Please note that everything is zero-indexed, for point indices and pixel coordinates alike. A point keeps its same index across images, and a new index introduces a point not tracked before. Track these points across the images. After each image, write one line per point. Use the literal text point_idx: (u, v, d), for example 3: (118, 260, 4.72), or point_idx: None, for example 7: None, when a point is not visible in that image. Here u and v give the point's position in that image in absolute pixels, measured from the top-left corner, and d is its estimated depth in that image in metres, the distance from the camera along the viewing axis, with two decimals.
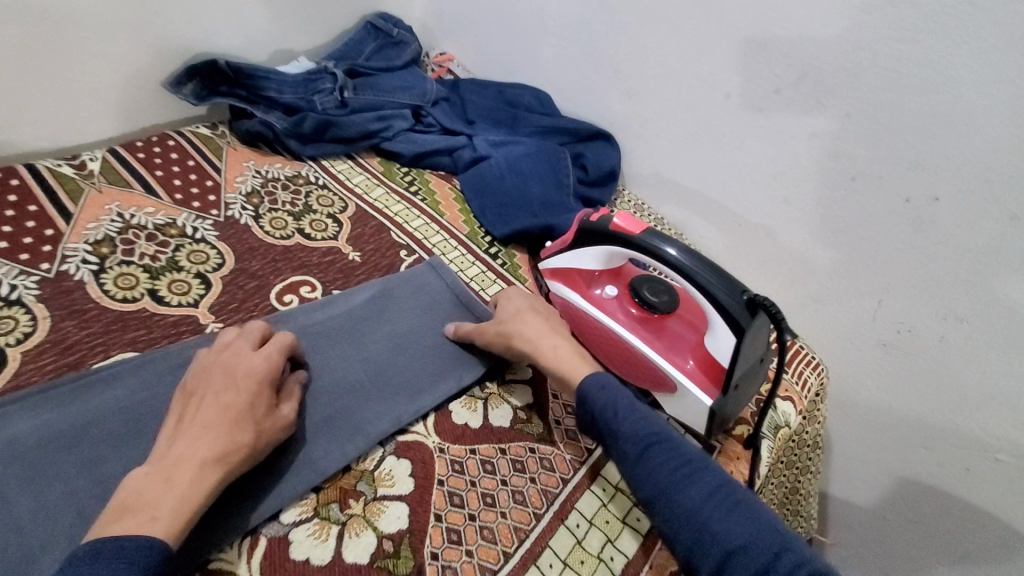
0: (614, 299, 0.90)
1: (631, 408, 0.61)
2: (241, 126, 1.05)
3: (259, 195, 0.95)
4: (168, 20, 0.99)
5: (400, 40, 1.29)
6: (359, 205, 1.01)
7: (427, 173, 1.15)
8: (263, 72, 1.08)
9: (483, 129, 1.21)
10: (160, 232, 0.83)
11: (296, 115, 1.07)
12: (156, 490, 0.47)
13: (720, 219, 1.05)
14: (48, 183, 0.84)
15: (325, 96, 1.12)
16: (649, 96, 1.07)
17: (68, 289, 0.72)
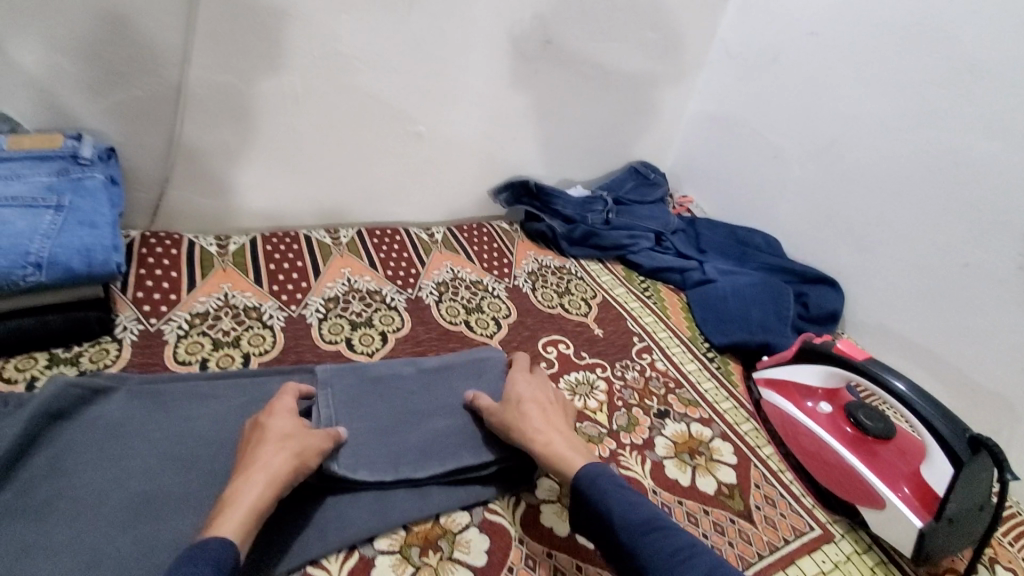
0: (827, 415, 0.80)
1: (620, 488, 0.66)
2: (531, 227, 1.29)
3: (448, 286, 1.09)
4: (508, 149, 1.31)
5: (655, 182, 1.46)
6: (606, 297, 1.14)
7: (660, 285, 1.25)
8: (557, 191, 1.32)
9: (712, 258, 1.29)
10: (368, 298, 1.03)
11: (572, 224, 1.28)
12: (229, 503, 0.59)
13: (948, 379, 1.00)
14: (314, 248, 1.11)
15: (596, 215, 1.32)
16: (904, 246, 1.05)
17: (300, 325, 0.96)
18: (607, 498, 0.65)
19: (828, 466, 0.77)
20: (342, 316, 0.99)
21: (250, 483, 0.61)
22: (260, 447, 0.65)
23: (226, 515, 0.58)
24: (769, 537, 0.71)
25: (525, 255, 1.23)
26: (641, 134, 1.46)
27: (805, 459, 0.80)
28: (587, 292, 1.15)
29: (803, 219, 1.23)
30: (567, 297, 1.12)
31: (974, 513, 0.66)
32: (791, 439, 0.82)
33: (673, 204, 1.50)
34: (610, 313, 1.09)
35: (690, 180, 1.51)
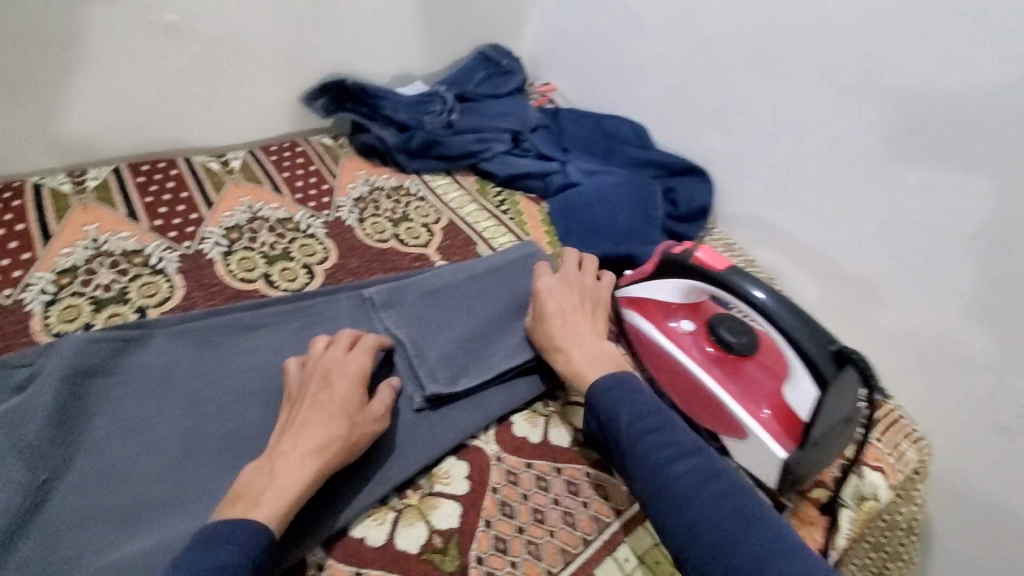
0: (688, 334, 0.73)
1: (632, 394, 0.65)
2: (358, 140, 1.03)
3: (244, 229, 0.85)
4: (311, 37, 1.00)
5: (508, 70, 1.20)
6: (453, 217, 0.96)
7: (519, 196, 1.05)
8: (383, 90, 1.05)
9: (577, 158, 1.09)
10: (123, 263, 0.77)
11: (407, 131, 1.03)
12: (262, 481, 0.53)
13: (816, 265, 0.94)
14: (43, 201, 0.81)
15: (435, 117, 1.06)
16: (773, 121, 0.93)
17: (16, 317, 0.69)
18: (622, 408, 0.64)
19: (691, 392, 0.71)
20: (84, 293, 0.74)
21: (302, 464, 0.54)
22: (319, 424, 0.57)
23: (270, 495, 0.52)
24: (598, 509, 0.66)
25: (352, 174, 0.99)
26: (490, 6, 1.18)
27: (667, 383, 0.74)
28: (430, 214, 0.96)
29: (674, 98, 1.06)
30: (403, 226, 0.93)
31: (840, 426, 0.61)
32: (653, 364, 0.75)
33: (532, 95, 1.27)
34: (454, 239, 0.93)
35: (552, 59, 1.27)
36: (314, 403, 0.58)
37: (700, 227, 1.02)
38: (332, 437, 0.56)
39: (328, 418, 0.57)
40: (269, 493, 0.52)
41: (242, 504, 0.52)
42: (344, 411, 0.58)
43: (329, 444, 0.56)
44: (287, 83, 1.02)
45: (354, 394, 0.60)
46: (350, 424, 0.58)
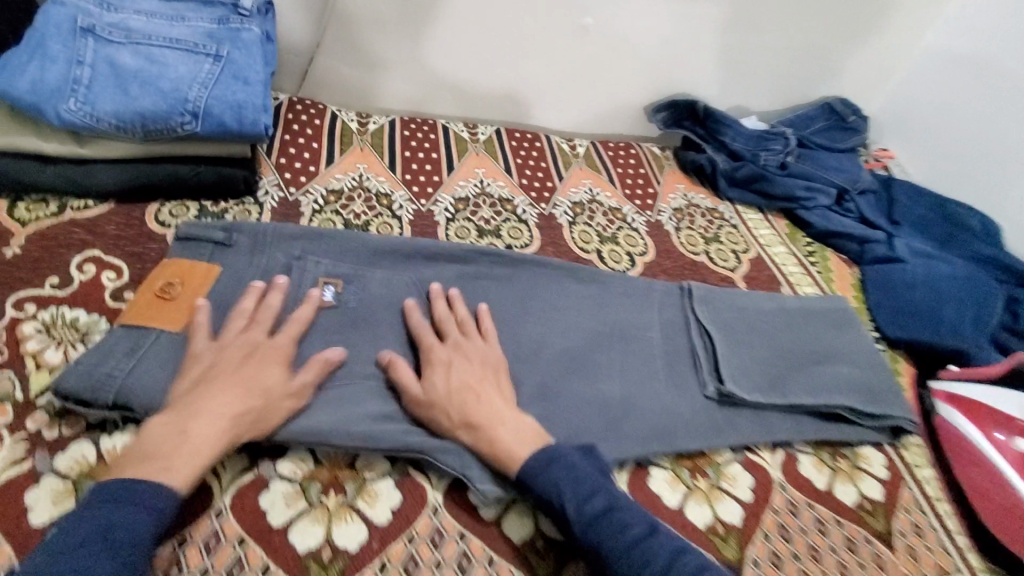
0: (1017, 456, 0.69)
1: (574, 471, 0.56)
2: (685, 157, 1.07)
3: (470, 203, 0.89)
4: (616, 42, 1.03)
5: (851, 128, 1.11)
6: (760, 253, 0.94)
7: (830, 253, 0.97)
8: (727, 119, 1.06)
9: (908, 234, 0.96)
10: (375, 201, 0.86)
11: (738, 160, 1.03)
12: (171, 442, 0.51)
13: None
14: (336, 130, 0.96)
15: (770, 154, 1.03)
16: None
17: (290, 213, 0.81)
18: (557, 475, 0.56)
19: (999, 504, 0.66)
20: (339, 213, 0.83)
21: (219, 431, 0.52)
22: (236, 393, 0.54)
23: (150, 463, 0.50)
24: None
25: (579, 180, 0.99)
26: (794, 54, 1.10)
27: (972, 490, 0.67)
28: (641, 243, 0.90)
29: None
30: (608, 245, 0.88)
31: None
32: (951, 452, 0.71)
33: (866, 156, 1.15)
34: (657, 272, 0.86)
35: (830, 118, 1.11)
36: (256, 352, 0.59)
37: None
38: (239, 409, 0.54)
39: (249, 372, 0.57)
40: (178, 460, 0.50)
41: (154, 463, 0.50)
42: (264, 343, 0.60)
43: (237, 417, 0.54)
44: (564, 79, 1.07)
45: (279, 376, 0.57)
46: (275, 376, 0.57)
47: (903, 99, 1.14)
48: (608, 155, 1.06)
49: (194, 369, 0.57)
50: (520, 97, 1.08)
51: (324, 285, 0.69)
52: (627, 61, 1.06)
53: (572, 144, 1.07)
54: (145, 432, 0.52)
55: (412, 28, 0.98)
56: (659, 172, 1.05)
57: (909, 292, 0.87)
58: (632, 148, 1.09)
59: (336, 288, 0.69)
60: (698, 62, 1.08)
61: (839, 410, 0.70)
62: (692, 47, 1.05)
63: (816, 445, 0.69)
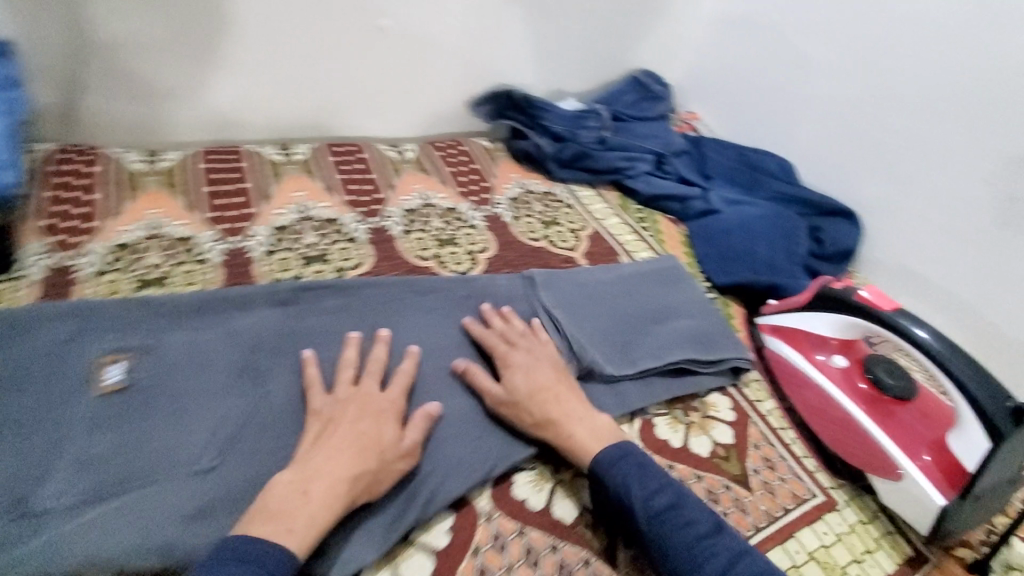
0: (839, 371, 0.70)
1: (641, 467, 0.59)
2: (514, 145, 1.08)
3: (290, 230, 0.82)
4: (422, 41, 1.01)
5: (658, 96, 1.20)
6: (597, 228, 0.97)
7: (658, 215, 1.04)
8: (546, 104, 1.08)
9: (719, 186, 1.06)
10: (175, 247, 0.76)
11: (562, 142, 1.06)
12: (290, 506, 0.50)
13: (966, 322, 0.86)
14: (118, 175, 0.83)
15: (589, 131, 1.08)
16: (960, 177, 0.84)
17: (64, 282, 0.69)
18: (619, 471, 0.59)
19: (827, 421, 0.68)
20: (131, 270, 0.72)
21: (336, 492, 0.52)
22: (352, 452, 0.54)
23: (265, 526, 0.49)
24: (736, 524, 0.62)
25: (410, 186, 0.95)
26: (594, 33, 1.15)
27: (809, 417, 0.71)
28: (481, 238, 0.89)
29: (839, 149, 1.00)
30: (447, 248, 0.85)
31: (1000, 488, 0.57)
32: (787, 385, 0.74)
33: (676, 121, 1.24)
34: (500, 266, 0.85)
35: (639, 90, 1.19)
36: (368, 404, 0.59)
37: (840, 270, 0.94)
38: (362, 470, 0.54)
39: (366, 427, 0.57)
40: (303, 518, 0.50)
41: (280, 522, 0.49)
42: (378, 427, 0.57)
43: (359, 477, 0.53)
44: (375, 86, 1.03)
45: (394, 433, 0.58)
46: (388, 435, 0.57)
47: (697, 64, 1.25)
48: (439, 156, 1.04)
49: (312, 427, 0.58)
50: (333, 111, 1.02)
51: (110, 364, 0.60)
52: (436, 59, 1.04)
53: (400, 150, 1.03)
54: (267, 492, 0.52)
55: (188, 50, 0.87)
56: (492, 164, 1.05)
57: (727, 238, 0.95)
58: (462, 145, 1.08)
59: (125, 366, 0.60)
60: (507, 52, 1.08)
61: (683, 362, 0.73)
62: (499, 36, 1.06)
63: (668, 403, 0.72)
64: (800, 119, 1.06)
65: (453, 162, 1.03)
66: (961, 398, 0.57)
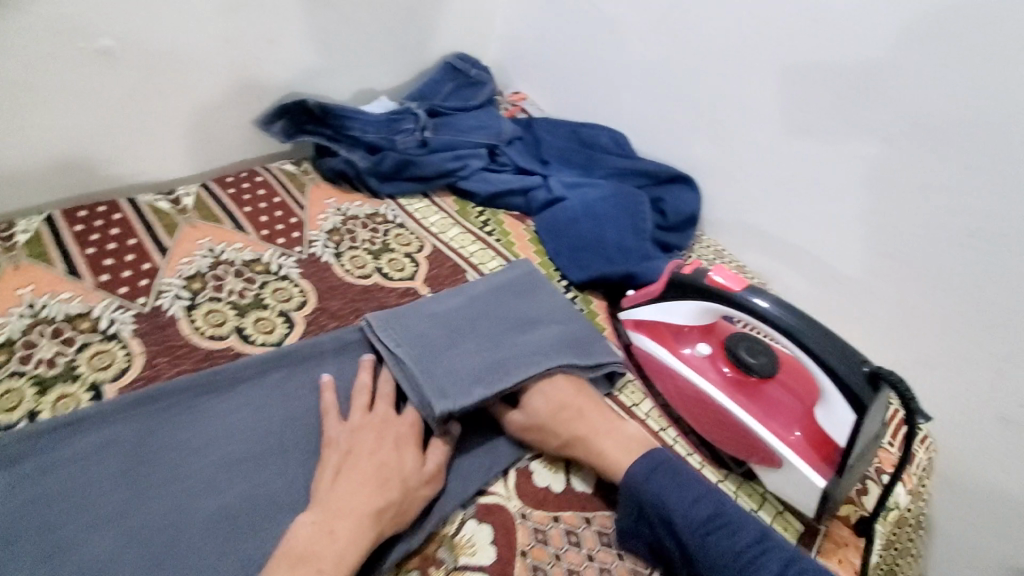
0: (705, 359, 0.66)
1: (677, 476, 0.56)
2: (323, 165, 0.91)
3: (17, 346, 0.61)
4: (167, 58, 0.80)
5: (478, 81, 1.08)
6: (436, 245, 0.85)
7: (502, 214, 0.95)
8: (349, 110, 0.92)
9: (559, 171, 0.98)
10: None
11: (377, 153, 0.91)
12: (318, 546, 0.47)
13: (808, 268, 0.87)
14: None
15: (406, 135, 0.94)
16: (778, 127, 0.84)
17: None
18: (669, 496, 0.54)
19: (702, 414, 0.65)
20: None
21: (363, 529, 0.49)
22: (373, 487, 0.51)
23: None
24: (635, 562, 0.56)
25: (192, 243, 0.76)
26: (388, 19, 1.00)
27: (686, 412, 0.66)
28: (296, 291, 0.73)
29: (665, 113, 0.96)
30: (252, 315, 0.69)
31: (869, 447, 0.57)
32: (659, 382, 0.69)
33: (503, 104, 1.15)
34: (324, 321, 0.71)
35: (455, 77, 1.07)
36: (387, 432, 0.56)
37: (688, 237, 0.92)
38: (383, 504, 0.50)
39: (384, 458, 0.54)
40: (331, 559, 0.47)
41: (305, 567, 0.46)
42: (397, 456, 0.54)
43: (384, 510, 0.50)
44: (121, 125, 0.81)
45: (415, 460, 0.55)
46: (409, 463, 0.55)
47: (511, 39, 1.15)
48: (228, 195, 0.85)
49: (331, 461, 0.54)
50: (68, 166, 0.79)
51: None
52: (195, 80, 0.84)
53: (174, 197, 0.83)
54: (293, 534, 0.49)
55: None
56: (299, 192, 0.88)
57: (575, 228, 0.88)
58: (258, 176, 0.90)
59: None
60: (287, 57, 0.91)
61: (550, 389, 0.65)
62: (271, 39, 0.87)
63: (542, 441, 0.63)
64: (621, 86, 1.01)
65: (248, 199, 0.85)
66: (822, 369, 0.55)
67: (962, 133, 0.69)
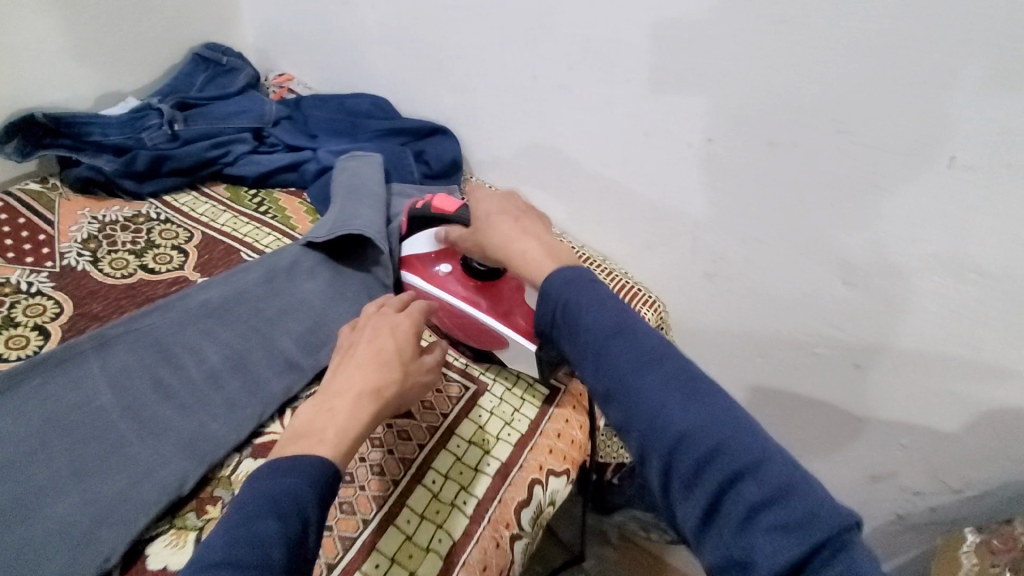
0: (448, 276, 0.76)
1: (647, 370, 0.49)
2: (67, 176, 0.89)
3: None
4: None
5: (232, 67, 1.08)
6: (207, 231, 0.87)
7: (278, 192, 0.98)
8: (84, 116, 0.90)
9: (327, 141, 1.03)
10: None
11: (124, 153, 0.90)
12: (320, 421, 0.53)
13: (556, 187, 1.01)
14: None
15: (154, 131, 0.93)
16: (499, 71, 0.94)
17: None
18: (580, 306, 0.54)
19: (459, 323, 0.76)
20: None
21: (361, 404, 0.55)
22: (375, 367, 0.58)
23: (300, 445, 0.51)
24: (404, 451, 0.64)
25: None
26: (106, 18, 0.95)
27: (445, 322, 0.78)
28: (49, 305, 0.73)
29: (412, 73, 1.04)
30: (1, 336, 0.69)
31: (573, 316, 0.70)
32: (424, 301, 0.79)
33: (269, 88, 1.16)
34: (86, 325, 0.72)
35: (207, 67, 1.06)
36: (389, 325, 0.63)
37: (456, 181, 1.02)
38: (383, 380, 0.57)
39: (386, 345, 0.60)
40: (331, 429, 0.52)
41: (307, 442, 0.52)
42: (399, 342, 0.61)
43: (383, 389, 0.57)
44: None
45: (413, 348, 0.62)
46: (405, 351, 0.61)
47: (261, 23, 1.15)
48: None
49: (342, 356, 0.60)
50: None
51: None
52: None
53: None
54: (294, 421, 0.54)
55: None
56: (47, 208, 0.85)
57: None
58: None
59: None
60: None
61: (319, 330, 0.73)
62: None
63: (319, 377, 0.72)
64: (369, 54, 1.06)
65: None
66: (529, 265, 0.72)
67: (620, 52, 0.83)
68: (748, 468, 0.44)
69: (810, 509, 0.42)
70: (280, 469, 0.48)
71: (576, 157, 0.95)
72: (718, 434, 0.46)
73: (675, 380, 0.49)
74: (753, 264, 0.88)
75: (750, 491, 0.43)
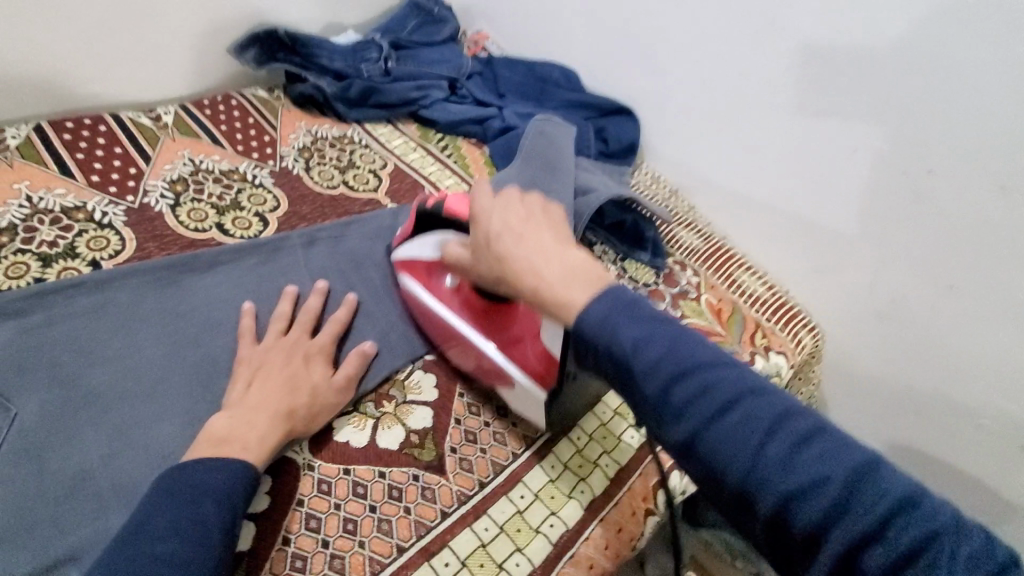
0: (450, 291, 0.66)
1: (750, 415, 0.39)
2: (292, 91, 0.99)
3: (21, 231, 0.69)
4: None
5: (439, 17, 1.14)
6: (399, 164, 0.94)
7: (460, 140, 1.03)
8: (316, 40, 0.99)
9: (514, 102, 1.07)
10: None
11: (343, 80, 0.99)
12: (236, 429, 0.54)
13: (728, 189, 0.97)
14: None
15: (370, 64, 1.02)
16: (701, 61, 0.92)
17: None
18: (614, 328, 0.45)
19: (453, 340, 0.66)
20: None
21: (272, 425, 0.55)
22: (282, 391, 0.57)
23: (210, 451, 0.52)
24: None
25: (174, 153, 0.84)
26: None
27: (453, 352, 0.67)
28: (270, 198, 0.82)
29: (607, 49, 1.04)
30: (231, 215, 0.78)
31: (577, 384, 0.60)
32: (428, 326, 0.69)
33: (464, 42, 1.22)
34: (296, 222, 0.80)
35: (418, 13, 1.13)
36: (300, 352, 0.61)
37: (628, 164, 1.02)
38: (291, 402, 0.57)
39: (291, 368, 0.59)
40: (253, 438, 0.53)
41: (229, 446, 0.52)
42: (306, 369, 0.60)
43: (294, 409, 0.57)
44: (99, 44, 0.87)
45: (323, 373, 0.61)
46: (317, 373, 0.61)
47: None
48: (203, 114, 0.91)
49: (243, 374, 0.59)
50: (55, 84, 0.85)
51: None
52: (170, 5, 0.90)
53: (154, 114, 0.89)
54: (211, 426, 0.54)
55: None
56: (272, 114, 0.95)
57: None
58: (233, 98, 0.96)
59: None
60: None
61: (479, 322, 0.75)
62: None
63: None
64: (568, 26, 1.08)
65: (225, 119, 0.92)
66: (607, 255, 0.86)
67: (847, 60, 0.77)
68: (869, 487, 0.36)
69: (931, 518, 0.35)
70: (196, 467, 0.50)
71: (763, 162, 0.90)
72: (820, 450, 0.37)
73: (747, 401, 0.40)
74: (938, 313, 0.80)
75: (742, 482, 0.39)
